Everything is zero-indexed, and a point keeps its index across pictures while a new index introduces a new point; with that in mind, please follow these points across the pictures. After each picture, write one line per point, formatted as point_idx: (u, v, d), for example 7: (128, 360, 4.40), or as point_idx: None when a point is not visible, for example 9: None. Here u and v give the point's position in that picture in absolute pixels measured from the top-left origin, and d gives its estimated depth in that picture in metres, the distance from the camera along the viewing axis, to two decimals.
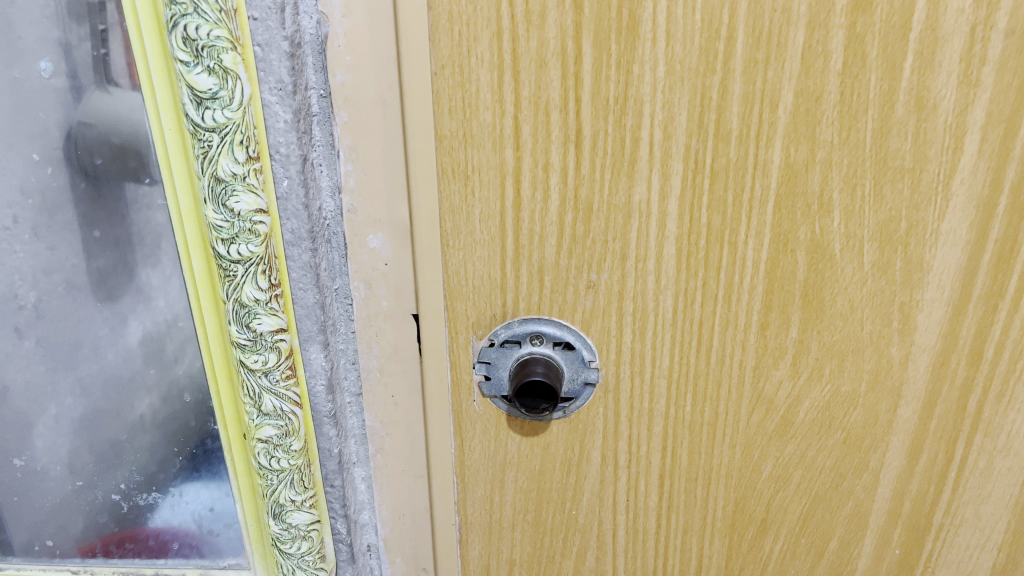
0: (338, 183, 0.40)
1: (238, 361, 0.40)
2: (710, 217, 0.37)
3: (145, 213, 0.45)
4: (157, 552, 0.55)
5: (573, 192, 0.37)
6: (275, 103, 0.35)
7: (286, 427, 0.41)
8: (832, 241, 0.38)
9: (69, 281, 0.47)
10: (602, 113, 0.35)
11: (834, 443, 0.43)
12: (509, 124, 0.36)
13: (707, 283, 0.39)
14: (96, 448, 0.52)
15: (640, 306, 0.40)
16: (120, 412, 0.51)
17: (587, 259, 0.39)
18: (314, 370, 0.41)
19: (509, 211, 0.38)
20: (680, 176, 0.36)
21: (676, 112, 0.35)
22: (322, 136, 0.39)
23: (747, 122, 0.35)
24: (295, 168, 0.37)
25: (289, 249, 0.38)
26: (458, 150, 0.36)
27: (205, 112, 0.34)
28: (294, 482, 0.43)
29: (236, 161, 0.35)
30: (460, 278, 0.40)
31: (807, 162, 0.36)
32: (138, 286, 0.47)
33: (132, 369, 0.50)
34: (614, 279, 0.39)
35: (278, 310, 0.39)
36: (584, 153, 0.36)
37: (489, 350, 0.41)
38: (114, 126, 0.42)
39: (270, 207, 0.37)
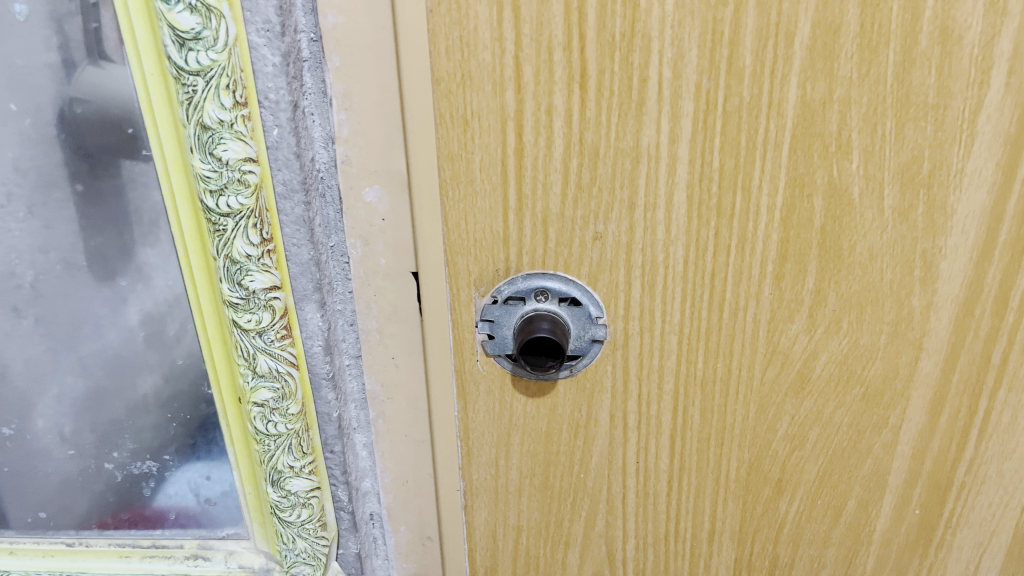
0: (331, 133, 0.38)
1: (230, 321, 0.38)
2: (723, 160, 0.35)
3: (143, 190, 0.43)
4: (154, 522, 0.54)
5: (578, 137, 0.35)
6: (263, 46, 0.33)
7: (282, 389, 0.40)
8: (850, 184, 0.36)
9: (67, 260, 0.45)
10: (608, 52, 0.33)
11: (853, 399, 0.42)
12: (510, 64, 0.34)
13: (719, 233, 0.37)
14: (99, 427, 0.51)
15: (649, 258, 0.38)
16: (122, 393, 0.50)
17: (593, 210, 0.37)
18: (310, 330, 0.40)
19: (510, 158, 0.36)
20: (691, 117, 0.34)
21: (686, 47, 0.33)
22: (313, 82, 0.36)
23: (761, 58, 0.33)
24: (285, 115, 0.35)
25: (282, 203, 0.37)
26: (456, 94, 0.34)
27: (189, 53, 0.32)
28: (292, 447, 0.41)
29: (222, 107, 0.33)
30: (460, 232, 0.38)
31: (825, 100, 0.34)
32: (137, 265, 0.46)
33: (133, 349, 0.48)
34: (622, 229, 0.37)
35: (270, 267, 0.37)
36: (589, 94, 0.34)
37: (491, 308, 0.39)
38: (111, 100, 0.40)
39: (260, 157, 0.35)
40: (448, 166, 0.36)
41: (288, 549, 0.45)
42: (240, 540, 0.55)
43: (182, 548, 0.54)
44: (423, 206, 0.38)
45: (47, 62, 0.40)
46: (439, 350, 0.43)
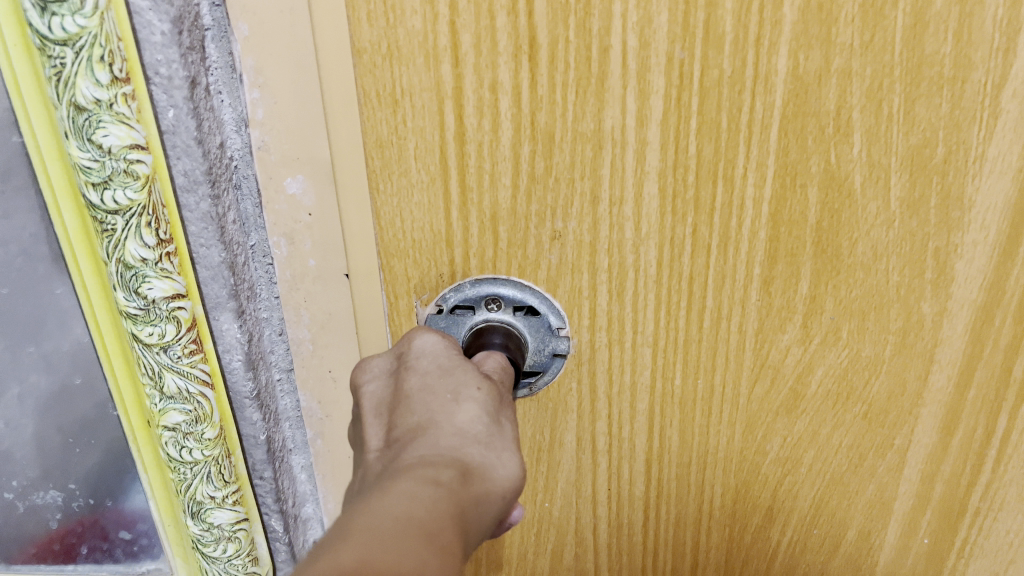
0: (243, 114, 0.32)
1: (130, 334, 0.33)
2: (700, 145, 0.30)
3: None
4: (63, 557, 0.41)
5: (529, 119, 0.29)
6: (147, 10, 0.27)
7: (194, 412, 0.35)
8: (851, 172, 0.30)
9: (26, 253, 0.32)
10: (560, 16, 0.27)
11: (853, 419, 0.36)
12: (444, 32, 0.28)
13: (697, 230, 0.32)
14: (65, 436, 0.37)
15: (617, 260, 0.32)
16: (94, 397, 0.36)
17: (550, 204, 0.31)
18: (227, 344, 0.34)
19: (450, 145, 0.30)
20: (662, 94, 0.29)
21: (654, 10, 0.27)
22: (218, 55, 0.31)
23: (745, 21, 0.27)
24: (180, 93, 0.29)
25: (182, 196, 0.31)
26: (382, 67, 0.29)
27: (53, 20, 0.27)
28: (211, 476, 0.37)
29: (98, 84, 0.28)
30: (396, 232, 0.32)
31: (821, 72, 0.28)
32: None
33: None
34: (584, 227, 0.32)
35: (172, 272, 0.32)
36: (540, 68, 0.28)
37: (436, 319, 0.34)
38: None
39: (152, 144, 0.30)
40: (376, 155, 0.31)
41: None
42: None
43: None
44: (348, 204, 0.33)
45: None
46: None
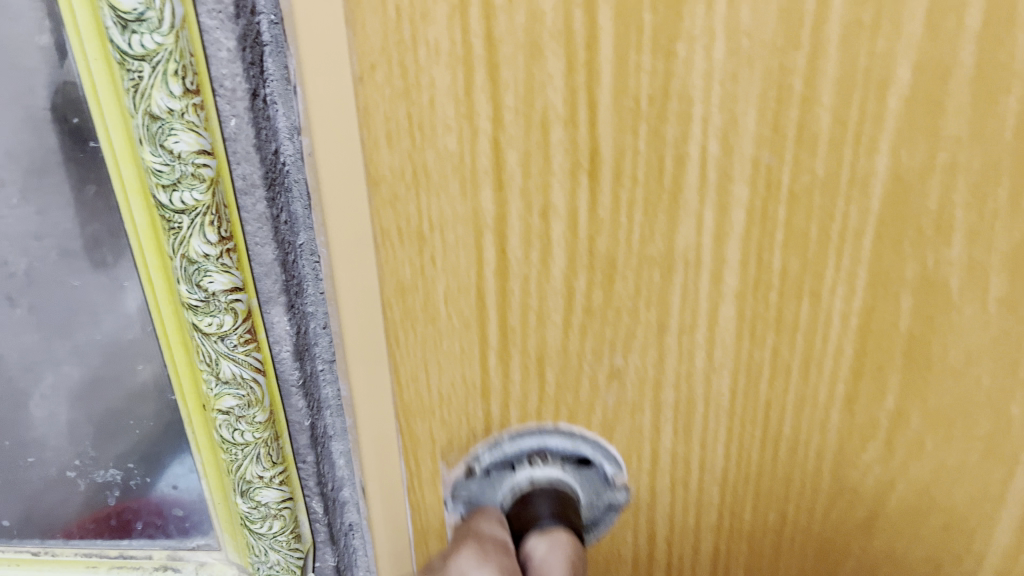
0: (296, 122, 0.29)
1: (190, 323, 0.34)
2: (786, 261, 0.26)
3: None
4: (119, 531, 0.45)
5: (586, 248, 0.26)
6: (216, 28, 0.27)
7: (247, 398, 0.36)
8: (951, 277, 0.26)
9: (63, 248, 0.36)
10: (628, 124, 0.23)
11: (932, 531, 0.31)
12: (484, 152, 0.24)
13: (777, 353, 0.28)
14: (96, 418, 0.41)
15: (685, 395, 0.29)
16: (122, 382, 0.40)
17: (610, 339, 0.27)
18: (277, 336, 0.35)
19: (489, 282, 0.26)
20: (744, 207, 0.25)
21: (739, 110, 0.23)
22: (275, 70, 0.28)
23: (843, 119, 0.23)
24: (243, 104, 0.29)
25: (241, 198, 0.31)
26: (405, 199, 0.25)
27: (132, 36, 0.27)
28: (260, 457, 0.38)
29: (171, 96, 0.28)
30: (418, 392, 0.30)
31: (925, 171, 0.24)
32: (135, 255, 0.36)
33: (133, 338, 0.39)
34: (646, 363, 0.28)
35: (231, 267, 0.33)
36: (601, 186, 0.25)
37: (466, 481, 0.31)
38: None
39: (217, 147, 0.30)
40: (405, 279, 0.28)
41: (261, 560, 0.42)
42: (212, 550, 0.44)
43: (151, 558, 0.44)
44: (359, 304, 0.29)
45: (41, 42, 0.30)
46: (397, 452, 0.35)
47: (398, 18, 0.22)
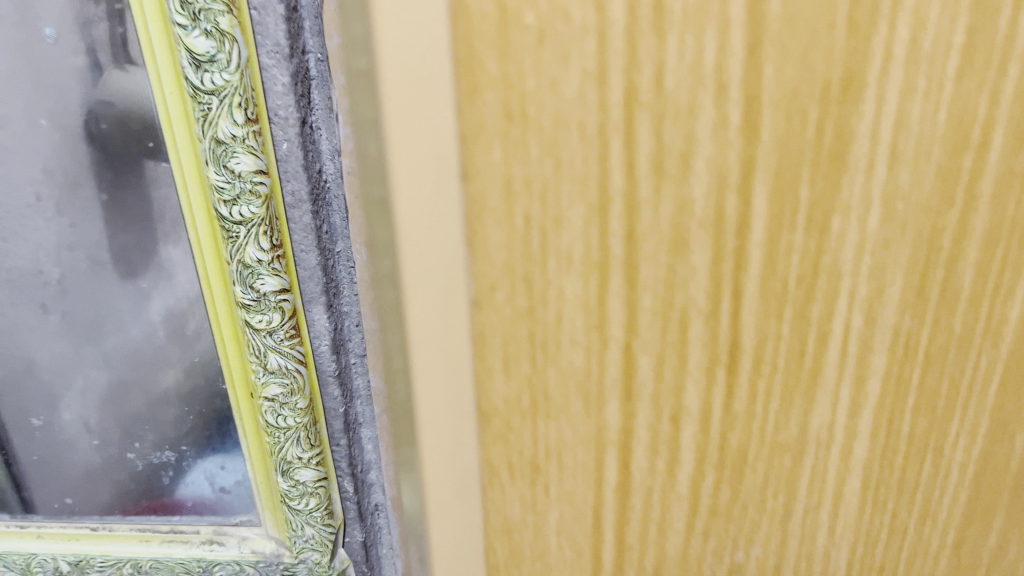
0: (336, 145, 0.38)
1: (243, 320, 0.42)
2: (914, 420, 0.33)
3: (163, 191, 0.40)
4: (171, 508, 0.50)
5: (719, 441, 0.31)
6: (273, 66, 0.36)
7: (291, 385, 0.43)
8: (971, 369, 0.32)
9: (92, 257, 0.43)
10: (772, 314, 0.28)
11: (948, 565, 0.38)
12: (616, 354, 0.28)
13: (896, 512, 0.35)
14: (123, 421, 0.47)
15: (807, 555, 0.35)
16: (145, 385, 0.46)
17: (738, 535, 0.33)
18: (317, 331, 0.42)
19: (608, 494, 0.31)
20: (880, 377, 0.31)
21: (888, 280, 0.29)
22: (320, 98, 0.37)
23: (985, 270, 0.30)
24: (293, 130, 0.37)
25: (290, 212, 0.39)
26: (518, 429, 0.30)
27: (204, 75, 0.35)
28: (300, 440, 0.45)
29: (235, 123, 0.36)
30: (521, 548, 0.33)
31: (927, 328, 0.31)
32: (159, 263, 0.43)
33: (155, 345, 0.45)
34: (771, 548, 0.34)
35: (280, 270, 0.40)
36: (734, 397, 0.30)
37: None
38: (131, 102, 0.38)
39: (270, 168, 0.38)
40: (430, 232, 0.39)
41: (298, 534, 0.48)
42: (253, 525, 0.49)
43: (199, 533, 0.49)
44: None
45: (76, 63, 0.38)
46: None
47: (523, 223, 0.26)
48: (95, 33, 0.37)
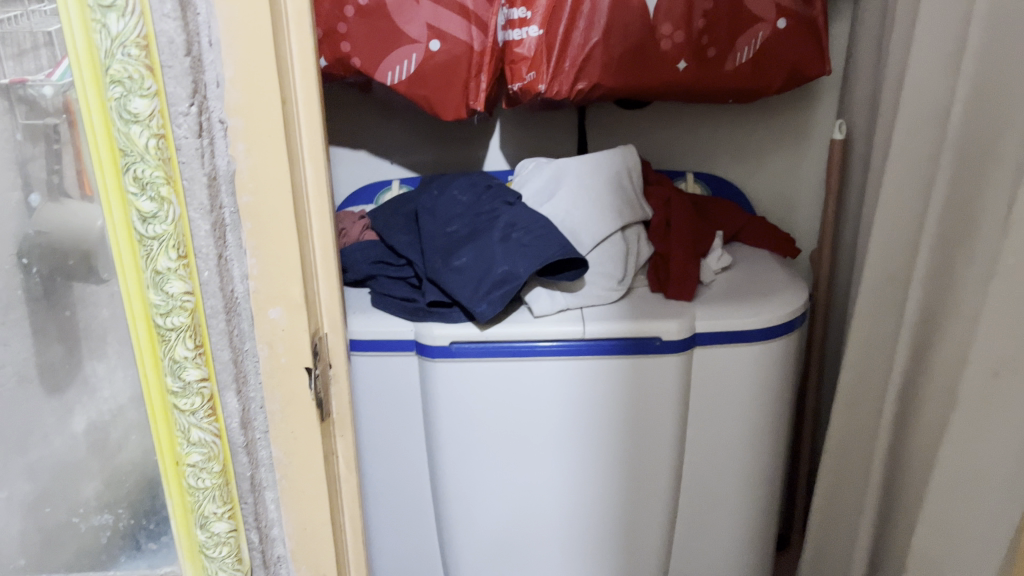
0: (245, 271, 0.55)
1: (172, 404, 0.55)
2: None
3: (91, 310, 0.59)
4: (108, 563, 0.68)
5: None
6: (198, 219, 0.52)
7: (208, 452, 0.56)
8: None
9: (20, 374, 0.61)
10: None
11: None
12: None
13: None
14: (45, 527, 0.66)
15: None
16: (67, 494, 0.65)
17: None
18: (229, 411, 0.57)
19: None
20: None
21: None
22: (233, 239, 0.55)
23: None
24: (212, 262, 0.53)
25: (209, 320, 0.54)
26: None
27: (148, 225, 0.50)
28: (215, 497, 0.58)
29: (170, 260, 0.51)
30: None
31: None
32: (83, 378, 0.61)
33: (77, 457, 0.64)
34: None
35: (200, 364, 0.54)
36: None
37: None
38: (66, 233, 0.57)
39: (195, 289, 0.53)
40: (317, 315, 0.60)
41: None
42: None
43: None
44: (293, 311, 0.57)
45: (18, 204, 0.57)
46: (306, 435, 0.60)
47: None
48: (30, 168, 0.56)
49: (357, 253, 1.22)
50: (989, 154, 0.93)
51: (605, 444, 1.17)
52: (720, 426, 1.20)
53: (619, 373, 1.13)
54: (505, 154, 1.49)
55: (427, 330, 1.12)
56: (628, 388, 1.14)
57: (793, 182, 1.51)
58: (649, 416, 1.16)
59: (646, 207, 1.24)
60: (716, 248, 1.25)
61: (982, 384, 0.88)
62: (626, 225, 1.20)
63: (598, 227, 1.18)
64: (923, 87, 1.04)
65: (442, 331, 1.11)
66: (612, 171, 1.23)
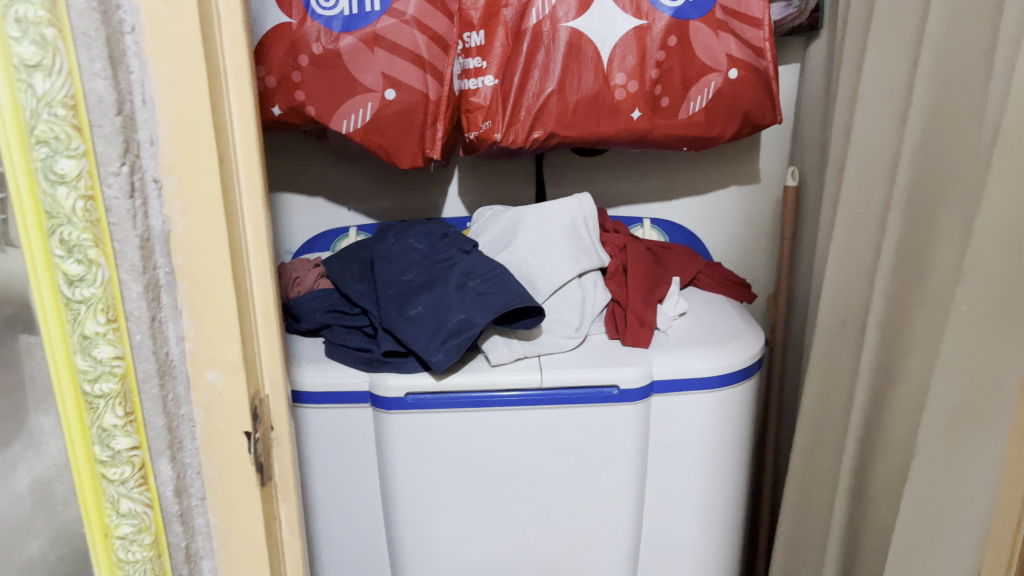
0: (181, 334, 0.54)
1: (100, 473, 0.53)
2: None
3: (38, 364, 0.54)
4: None
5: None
6: (129, 280, 0.51)
7: (139, 524, 0.55)
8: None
9: None
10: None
11: None
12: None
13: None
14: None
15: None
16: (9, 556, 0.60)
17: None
18: (163, 478, 0.56)
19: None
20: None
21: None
22: (168, 300, 0.53)
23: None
24: (145, 324, 0.52)
25: (141, 384, 0.53)
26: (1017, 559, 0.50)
27: (75, 288, 0.49)
28: (147, 570, 0.57)
29: (98, 323, 0.50)
30: None
31: None
32: (29, 432, 0.57)
33: (20, 514, 0.59)
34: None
35: (131, 432, 0.53)
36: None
37: None
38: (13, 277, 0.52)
39: (125, 353, 0.52)
40: (257, 376, 0.58)
41: None
42: None
43: None
44: (231, 373, 0.55)
45: None
46: (246, 502, 0.58)
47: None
48: None
49: (310, 302, 1.20)
50: (939, 202, 0.95)
51: (564, 495, 1.16)
52: (680, 474, 1.19)
53: (578, 423, 1.12)
54: (463, 201, 1.50)
55: (381, 382, 1.09)
56: (588, 438, 1.13)
57: (747, 227, 1.53)
58: (609, 466, 1.14)
59: (601, 254, 1.24)
60: (674, 293, 1.25)
61: (939, 434, 0.88)
62: (582, 272, 1.20)
63: (555, 275, 1.17)
64: (870, 137, 1.07)
65: (396, 382, 1.09)
66: (568, 221, 1.22)
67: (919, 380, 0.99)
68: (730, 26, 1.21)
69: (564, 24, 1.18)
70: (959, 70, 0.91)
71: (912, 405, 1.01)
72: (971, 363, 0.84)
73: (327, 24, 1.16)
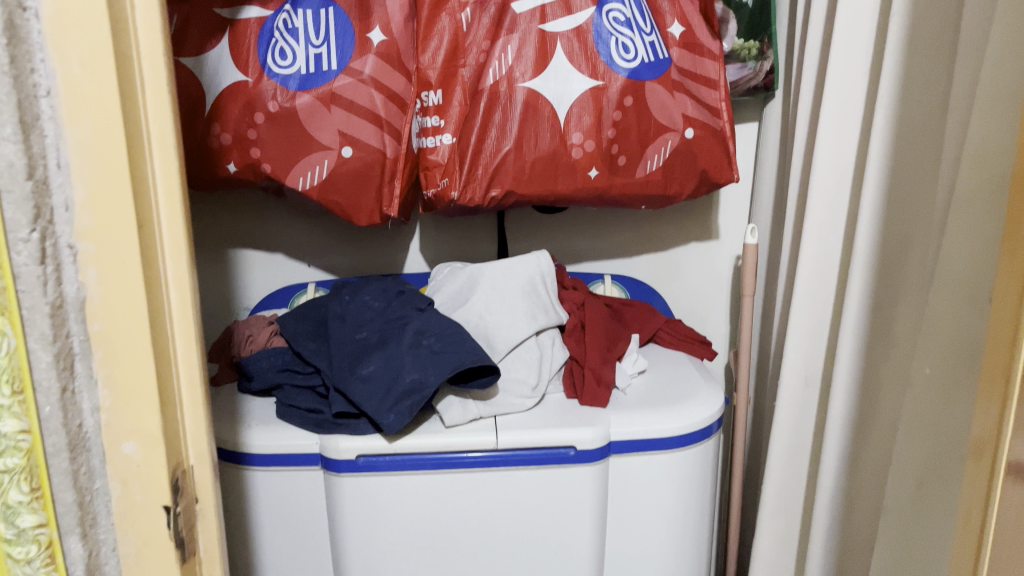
0: (96, 403, 0.52)
1: (5, 552, 0.52)
2: None
3: None
4: None
5: None
6: (38, 349, 0.49)
7: None
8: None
9: None
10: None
11: None
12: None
13: None
14: None
15: None
16: None
17: None
18: (72, 557, 0.53)
19: None
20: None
21: None
22: (82, 369, 0.52)
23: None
24: (54, 396, 0.50)
25: (50, 459, 0.51)
26: None
27: None
28: None
29: (3, 394, 0.49)
30: None
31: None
32: None
33: None
34: None
35: (37, 509, 0.52)
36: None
37: None
38: None
39: (32, 426, 0.50)
40: (181, 445, 0.56)
41: None
42: None
43: None
44: (150, 443, 0.53)
45: None
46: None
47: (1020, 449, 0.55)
48: None
49: (262, 361, 1.17)
50: (900, 261, 0.96)
51: (526, 560, 1.13)
52: (645, 538, 1.16)
53: (537, 485, 1.10)
54: (425, 257, 1.49)
55: (332, 444, 1.06)
56: (548, 501, 1.11)
57: (710, 282, 1.54)
58: (572, 530, 1.12)
59: (560, 311, 1.23)
60: (632, 352, 1.25)
61: (909, 496, 0.88)
62: (540, 330, 1.19)
63: (512, 333, 1.16)
64: (828, 197, 1.08)
65: (347, 444, 1.06)
66: (526, 277, 1.22)
67: (885, 438, 0.99)
68: (685, 86, 1.23)
69: (521, 84, 1.19)
70: (916, 133, 0.93)
71: (880, 463, 1.00)
72: (939, 423, 0.83)
73: (283, 83, 1.16)
